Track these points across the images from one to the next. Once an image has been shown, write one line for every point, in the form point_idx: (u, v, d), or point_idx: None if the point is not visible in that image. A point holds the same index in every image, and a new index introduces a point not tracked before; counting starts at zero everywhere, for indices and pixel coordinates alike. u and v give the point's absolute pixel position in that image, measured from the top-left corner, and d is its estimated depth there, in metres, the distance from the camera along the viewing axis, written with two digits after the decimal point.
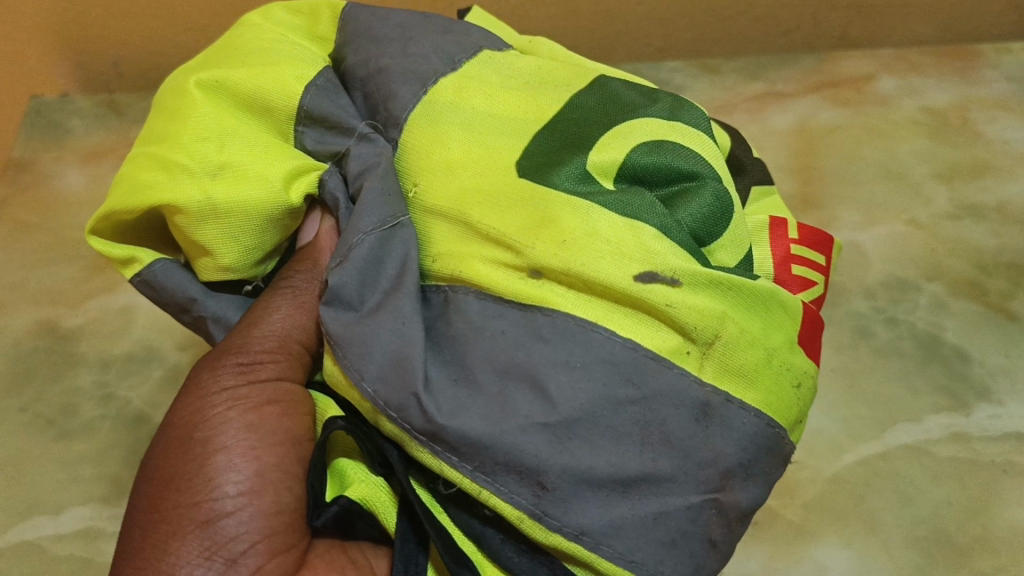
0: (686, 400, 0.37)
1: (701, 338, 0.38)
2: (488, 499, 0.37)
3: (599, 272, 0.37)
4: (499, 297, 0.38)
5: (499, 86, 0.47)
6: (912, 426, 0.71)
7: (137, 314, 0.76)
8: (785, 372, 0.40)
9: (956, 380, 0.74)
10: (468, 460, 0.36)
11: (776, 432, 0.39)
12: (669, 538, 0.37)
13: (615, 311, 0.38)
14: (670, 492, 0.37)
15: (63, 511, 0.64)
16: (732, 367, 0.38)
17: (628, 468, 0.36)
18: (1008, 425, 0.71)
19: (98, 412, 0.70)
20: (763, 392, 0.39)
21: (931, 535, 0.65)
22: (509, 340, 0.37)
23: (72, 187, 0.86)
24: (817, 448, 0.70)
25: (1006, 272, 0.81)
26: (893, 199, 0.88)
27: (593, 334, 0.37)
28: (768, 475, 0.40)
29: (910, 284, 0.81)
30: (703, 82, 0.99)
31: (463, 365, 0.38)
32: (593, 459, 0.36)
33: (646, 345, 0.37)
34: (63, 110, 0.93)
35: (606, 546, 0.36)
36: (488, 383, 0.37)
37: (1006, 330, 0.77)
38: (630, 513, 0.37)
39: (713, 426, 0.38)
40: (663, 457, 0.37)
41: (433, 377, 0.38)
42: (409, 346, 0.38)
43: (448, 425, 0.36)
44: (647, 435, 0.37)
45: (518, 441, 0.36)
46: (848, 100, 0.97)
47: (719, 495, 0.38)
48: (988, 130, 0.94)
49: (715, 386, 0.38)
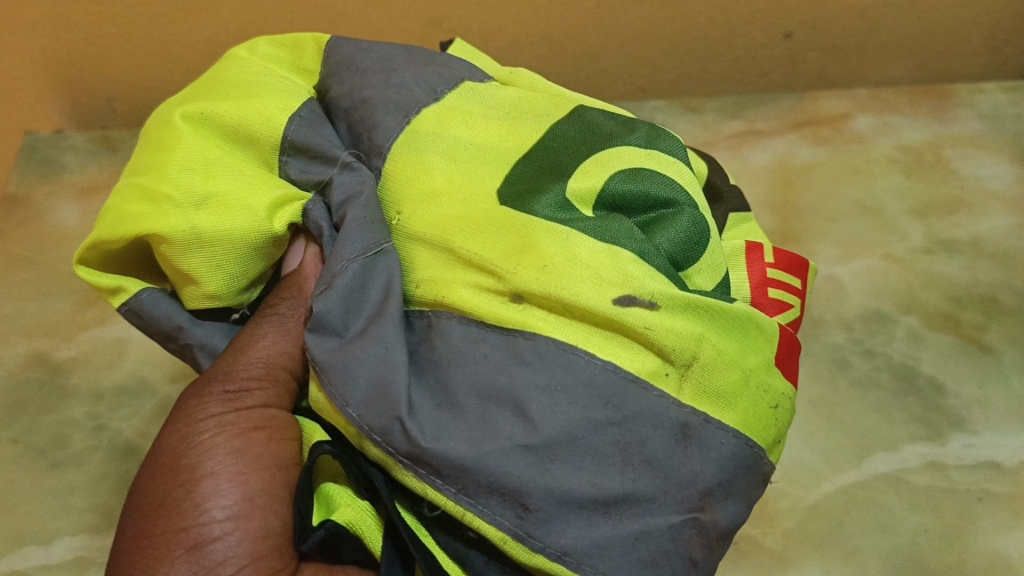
0: (665, 421, 0.39)
1: (679, 360, 0.39)
2: (472, 521, 0.38)
3: (580, 296, 0.39)
4: (481, 321, 0.40)
5: (480, 116, 0.49)
6: (890, 456, 0.72)
7: (129, 346, 0.77)
8: (762, 393, 0.42)
9: (932, 411, 0.75)
10: (452, 482, 0.38)
11: (753, 451, 0.41)
12: (650, 557, 0.38)
13: (594, 334, 0.39)
14: (651, 512, 0.38)
15: (54, 541, 0.64)
16: (709, 388, 0.40)
17: (610, 489, 0.38)
18: (982, 454, 0.72)
19: (89, 443, 0.70)
20: (741, 413, 0.40)
21: (908, 562, 0.66)
22: (491, 363, 0.39)
23: (65, 222, 0.87)
24: (797, 477, 0.71)
25: (980, 305, 0.83)
26: (871, 234, 0.90)
27: (573, 357, 0.38)
28: (746, 494, 0.41)
29: (887, 316, 0.83)
30: (685, 120, 1.02)
31: (446, 389, 0.39)
32: (574, 480, 0.37)
33: (625, 367, 0.39)
34: (58, 147, 0.95)
35: (588, 566, 0.37)
36: (471, 406, 0.38)
37: (980, 362, 0.79)
38: (611, 533, 0.38)
39: (692, 446, 0.39)
40: (643, 477, 0.38)
41: (416, 401, 0.39)
42: (393, 371, 0.39)
43: (432, 448, 0.37)
44: (627, 455, 0.38)
45: (500, 463, 0.37)
46: (826, 137, 1.00)
47: (698, 514, 0.39)
48: (962, 168, 0.97)
49: (694, 407, 0.39)
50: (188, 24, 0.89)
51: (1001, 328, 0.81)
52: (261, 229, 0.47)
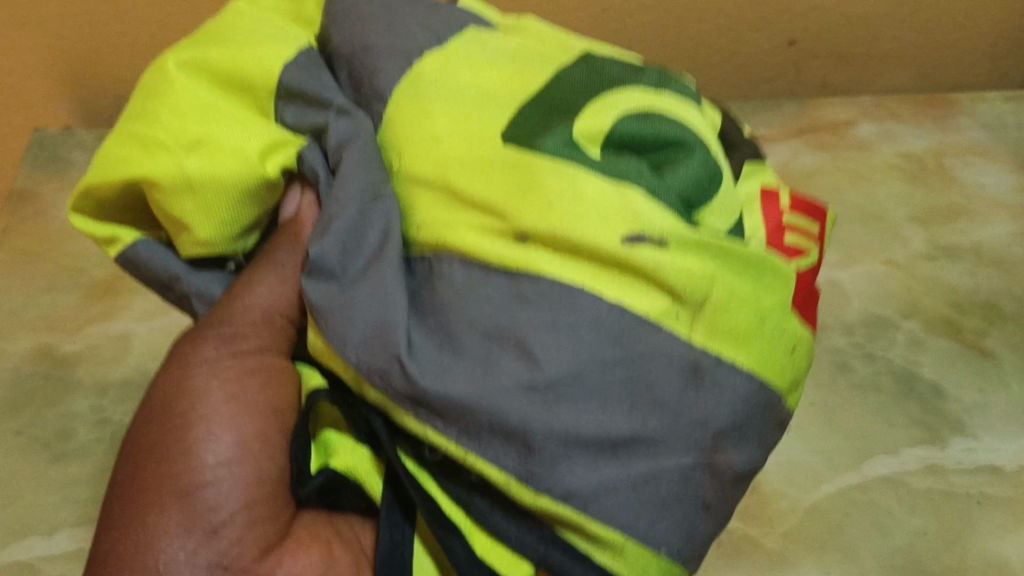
0: (676, 361, 0.40)
1: (690, 299, 0.41)
2: (476, 463, 0.39)
3: (587, 236, 0.40)
4: (485, 265, 0.41)
5: (484, 59, 0.48)
6: (889, 458, 0.72)
7: (134, 341, 0.78)
8: (781, 334, 0.43)
9: (932, 415, 0.75)
10: (456, 423, 0.39)
11: (765, 393, 0.43)
12: (659, 497, 0.40)
13: (602, 272, 0.40)
14: (660, 452, 0.40)
15: (57, 532, 0.65)
16: (721, 329, 0.41)
17: (617, 430, 0.39)
18: (981, 458, 0.73)
19: (93, 436, 0.71)
20: (754, 355, 0.42)
21: (906, 563, 0.66)
22: (495, 303, 0.40)
23: (71, 218, 0.88)
24: (798, 478, 0.71)
25: (981, 311, 0.84)
26: (872, 240, 0.91)
27: (580, 296, 0.39)
28: (758, 435, 0.44)
29: (888, 321, 0.83)
30: None
31: (447, 330, 0.40)
32: (580, 421, 0.38)
33: (633, 307, 0.40)
34: (66, 143, 0.96)
35: (594, 505, 0.39)
36: (474, 346, 0.39)
37: (980, 366, 0.79)
38: (618, 473, 0.39)
39: (693, 389, 0.41)
40: (651, 419, 0.40)
41: (418, 342, 0.40)
42: (393, 314, 0.40)
43: (434, 389, 0.39)
44: (634, 397, 0.40)
45: (505, 403, 0.38)
46: (830, 144, 1.01)
47: (707, 454, 0.41)
48: (964, 175, 0.98)
49: (705, 348, 0.41)
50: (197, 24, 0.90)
51: (1002, 334, 0.82)
52: (256, 176, 0.46)
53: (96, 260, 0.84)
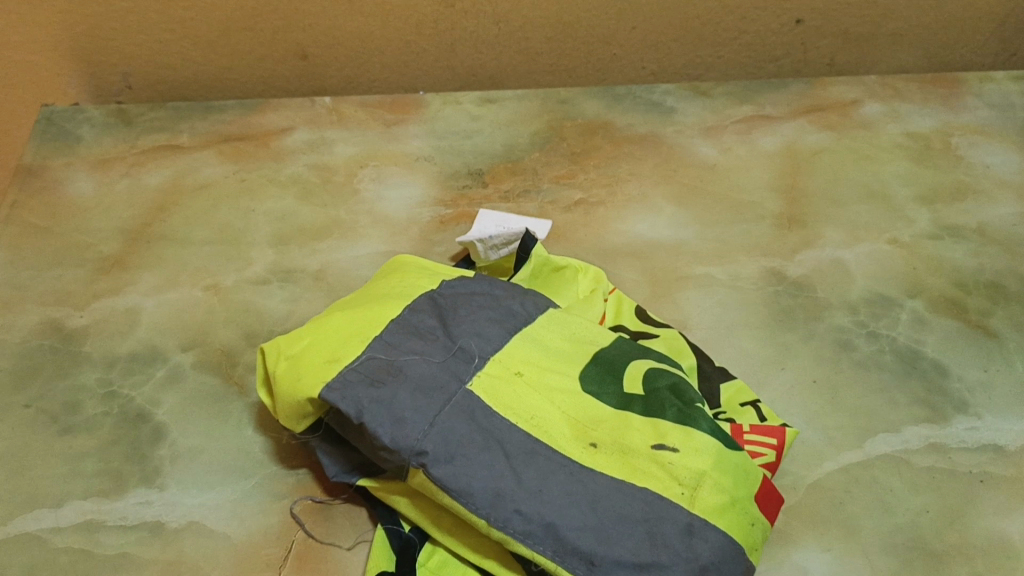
0: (637, 498, 0.58)
1: (688, 486, 0.59)
2: (489, 530, 0.57)
3: (567, 442, 0.61)
4: (513, 419, 0.61)
5: None
6: (892, 436, 0.72)
7: (142, 316, 0.78)
8: (720, 494, 0.59)
9: (935, 394, 0.75)
10: (466, 493, 0.57)
11: (734, 547, 0.58)
12: (617, 539, 0.56)
13: (592, 455, 0.60)
14: (624, 525, 0.57)
15: (64, 504, 0.65)
16: (676, 470, 0.60)
17: (582, 521, 0.57)
18: (984, 437, 0.72)
19: (100, 409, 0.71)
20: (711, 492, 0.59)
21: (909, 541, 0.65)
22: (521, 440, 0.60)
23: (80, 193, 0.88)
24: (800, 456, 0.71)
25: (986, 291, 0.84)
26: (878, 219, 0.91)
27: (575, 429, 0.62)
28: (719, 557, 0.57)
29: (892, 300, 0.83)
30: (694, 103, 1.02)
31: (468, 498, 0.57)
32: (557, 514, 0.57)
33: (612, 420, 0.63)
34: (73, 119, 0.96)
35: (565, 537, 0.56)
36: (494, 480, 0.58)
37: (984, 345, 0.79)
38: (587, 523, 0.57)
39: (650, 481, 0.59)
40: (616, 499, 0.58)
41: (443, 477, 0.58)
42: (453, 428, 0.59)
43: (452, 487, 0.57)
44: (601, 499, 0.58)
45: (504, 498, 0.57)
46: (835, 123, 1.01)
47: (657, 530, 0.57)
48: (970, 155, 0.98)
49: (669, 489, 0.59)
50: (206, 0, 0.90)
51: (1007, 313, 0.82)
52: None
53: (104, 234, 0.85)
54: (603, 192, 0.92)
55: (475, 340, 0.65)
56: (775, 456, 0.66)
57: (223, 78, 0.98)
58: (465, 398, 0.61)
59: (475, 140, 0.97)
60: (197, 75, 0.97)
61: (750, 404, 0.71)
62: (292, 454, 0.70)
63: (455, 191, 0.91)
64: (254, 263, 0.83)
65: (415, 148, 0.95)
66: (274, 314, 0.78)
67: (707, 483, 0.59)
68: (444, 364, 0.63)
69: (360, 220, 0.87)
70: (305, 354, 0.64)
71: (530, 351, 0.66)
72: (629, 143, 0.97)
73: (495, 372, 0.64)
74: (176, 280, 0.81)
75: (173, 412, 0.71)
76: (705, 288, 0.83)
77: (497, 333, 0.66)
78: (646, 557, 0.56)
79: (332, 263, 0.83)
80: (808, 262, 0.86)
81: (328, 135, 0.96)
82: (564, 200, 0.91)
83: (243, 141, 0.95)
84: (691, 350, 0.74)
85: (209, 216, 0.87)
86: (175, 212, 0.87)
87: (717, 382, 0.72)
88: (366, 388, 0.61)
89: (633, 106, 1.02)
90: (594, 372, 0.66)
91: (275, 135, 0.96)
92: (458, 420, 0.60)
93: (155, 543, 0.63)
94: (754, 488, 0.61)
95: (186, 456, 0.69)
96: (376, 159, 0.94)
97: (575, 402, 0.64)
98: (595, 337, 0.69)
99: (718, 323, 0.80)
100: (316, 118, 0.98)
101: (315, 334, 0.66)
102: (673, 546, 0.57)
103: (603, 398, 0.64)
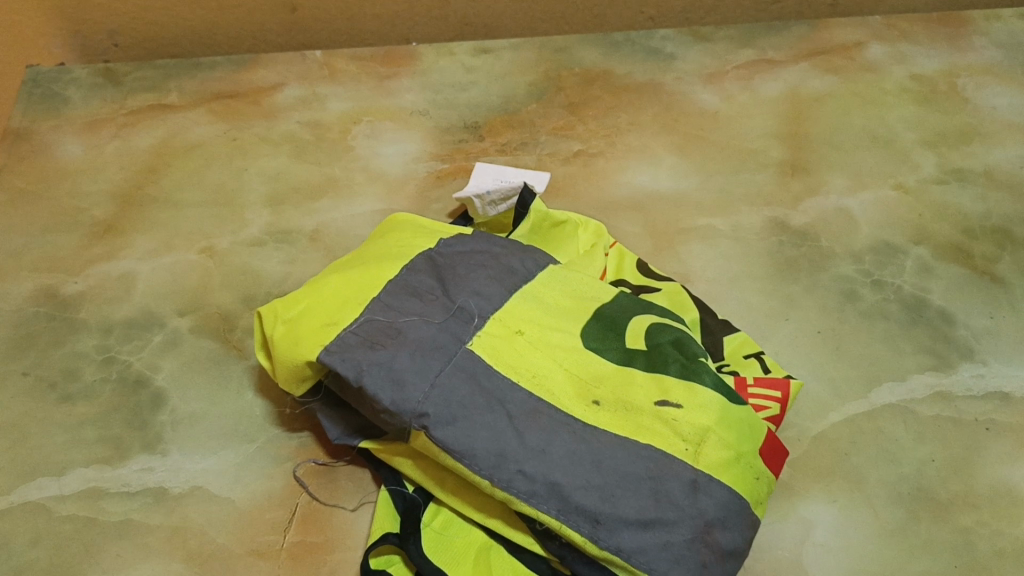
0: (641, 456, 0.58)
1: (692, 441, 0.58)
2: (493, 491, 0.57)
3: (570, 400, 0.60)
4: (514, 379, 0.61)
5: None
6: (898, 386, 0.71)
7: (137, 280, 0.77)
8: (725, 448, 0.59)
9: (941, 342, 0.75)
10: (469, 455, 0.57)
11: (740, 501, 0.57)
12: (621, 496, 0.56)
13: (596, 413, 0.60)
14: (628, 483, 0.56)
15: (66, 472, 0.65)
16: (681, 427, 0.59)
17: (587, 480, 0.56)
18: (991, 384, 0.72)
19: (99, 376, 0.70)
20: (716, 447, 0.58)
21: (914, 491, 0.65)
22: (523, 400, 0.60)
23: (70, 156, 0.87)
24: (804, 407, 0.70)
25: (993, 236, 0.83)
26: (883, 164, 0.89)
27: (578, 386, 0.61)
28: (724, 512, 0.57)
29: (897, 248, 0.81)
30: (694, 49, 1.00)
31: (472, 460, 0.57)
32: (561, 474, 0.56)
33: (615, 376, 0.62)
34: (60, 79, 0.94)
35: (569, 497, 0.56)
36: (496, 441, 0.57)
37: (990, 292, 0.78)
38: (591, 481, 0.56)
39: (654, 437, 0.59)
40: (620, 456, 0.57)
41: (445, 439, 0.57)
42: (454, 389, 0.59)
43: (455, 449, 0.57)
44: (605, 458, 0.57)
45: (507, 459, 0.57)
46: (839, 66, 0.99)
47: (662, 487, 0.56)
48: (977, 97, 0.96)
49: (673, 446, 0.58)
50: None
51: (1014, 259, 0.81)
52: None
53: (95, 198, 0.83)
54: (602, 143, 0.90)
55: (475, 299, 0.64)
56: (780, 409, 0.65)
57: (212, 34, 0.97)
58: (466, 358, 0.61)
59: (471, 92, 0.95)
60: (186, 34, 0.97)
61: (754, 357, 0.70)
62: (293, 418, 0.69)
63: (451, 145, 0.89)
64: (249, 224, 0.82)
65: (409, 102, 0.94)
66: (271, 276, 0.77)
67: (711, 439, 0.59)
68: (444, 325, 0.62)
69: (356, 177, 0.86)
70: (302, 317, 0.63)
71: (530, 309, 0.65)
72: (629, 92, 0.95)
73: (496, 332, 0.63)
74: (171, 243, 0.80)
75: (172, 378, 0.71)
76: (707, 240, 0.82)
77: (497, 291, 0.65)
78: (651, 514, 0.56)
79: (328, 223, 0.82)
80: (812, 210, 0.85)
81: (320, 91, 0.94)
82: (563, 152, 0.89)
83: (233, 99, 0.93)
84: (693, 304, 0.73)
85: (202, 176, 0.86)
86: (167, 173, 0.86)
87: (720, 336, 0.71)
88: (366, 351, 0.60)
89: (630, 55, 0.99)
90: (596, 330, 0.65)
91: (267, 92, 0.94)
92: (460, 381, 0.59)
93: (159, 510, 0.63)
94: (759, 443, 0.61)
95: (187, 422, 0.68)
96: (370, 115, 0.92)
97: (577, 360, 0.63)
98: (597, 293, 0.68)
99: (721, 276, 0.79)
100: (307, 73, 0.96)
101: (313, 296, 0.65)
102: (678, 502, 0.56)
103: (606, 355, 0.64)
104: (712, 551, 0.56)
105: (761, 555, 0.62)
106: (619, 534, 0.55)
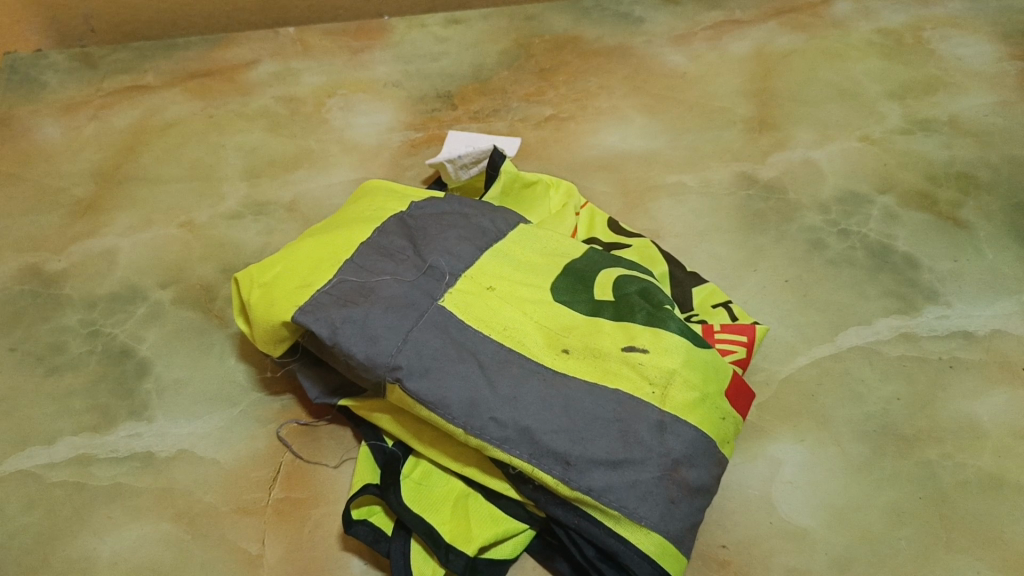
0: (609, 400, 0.59)
1: (659, 383, 0.60)
2: (467, 438, 0.59)
3: (539, 349, 0.62)
4: (485, 331, 0.62)
5: None
6: (863, 329, 0.73)
7: (119, 255, 0.79)
8: (691, 389, 0.60)
9: (906, 285, 0.76)
10: (441, 405, 0.59)
11: (706, 440, 0.59)
12: (590, 437, 0.57)
13: (564, 360, 0.61)
14: (598, 426, 0.58)
15: (56, 441, 0.67)
16: (647, 371, 0.61)
17: (557, 424, 0.58)
18: (954, 324, 0.73)
19: (85, 347, 0.72)
20: (682, 389, 0.60)
21: (881, 428, 0.67)
22: (493, 352, 0.61)
23: (49, 138, 0.88)
24: (772, 352, 0.72)
25: (957, 182, 0.84)
26: (849, 116, 0.91)
27: (548, 337, 0.63)
28: (691, 450, 0.58)
29: (863, 197, 0.83)
30: (662, 12, 1.03)
31: (446, 409, 0.59)
32: (531, 419, 0.58)
33: (583, 326, 0.64)
34: (37, 65, 0.97)
35: (540, 441, 0.57)
36: (468, 390, 0.59)
37: (954, 236, 0.80)
38: (561, 425, 0.58)
39: (621, 382, 0.60)
40: (588, 400, 0.59)
41: (418, 390, 0.59)
42: (426, 342, 0.60)
43: (429, 400, 0.59)
44: (574, 403, 0.59)
45: (478, 407, 0.58)
46: (806, 24, 1.01)
47: (631, 428, 0.58)
48: (941, 48, 0.98)
49: (640, 390, 0.60)
50: None
51: (977, 204, 0.82)
52: None
53: (76, 178, 0.85)
54: (573, 107, 0.92)
55: (446, 257, 0.66)
56: (746, 353, 0.67)
57: (187, 13, 0.98)
58: (437, 313, 0.62)
59: (443, 62, 0.97)
60: (157, 15, 0.98)
61: (722, 305, 0.72)
62: (275, 382, 0.71)
63: (424, 114, 0.91)
64: (227, 198, 0.83)
65: (382, 74, 0.95)
66: (250, 246, 0.79)
67: (677, 381, 0.60)
68: (415, 283, 0.64)
69: (331, 148, 0.87)
70: (277, 281, 0.65)
71: (500, 266, 0.67)
72: (598, 57, 0.97)
73: (467, 288, 0.65)
74: (151, 219, 0.82)
75: (156, 347, 0.72)
76: (676, 197, 0.83)
77: (468, 250, 0.67)
78: (619, 454, 0.57)
79: (305, 193, 0.83)
80: (779, 163, 0.86)
81: (294, 66, 0.96)
82: (534, 116, 0.91)
83: (209, 77, 0.95)
84: (662, 258, 0.74)
85: (179, 153, 0.88)
86: (146, 151, 0.88)
87: (689, 287, 0.73)
88: (340, 309, 0.61)
89: (600, 20, 1.02)
90: (565, 283, 0.67)
91: (242, 69, 0.96)
92: (432, 334, 0.61)
93: (147, 472, 0.65)
94: (723, 384, 0.63)
95: (172, 389, 0.70)
96: (345, 87, 0.94)
97: (547, 313, 0.64)
98: (566, 249, 0.70)
99: (690, 230, 0.80)
100: (281, 49, 0.99)
101: (287, 261, 0.67)
102: (645, 442, 0.58)
103: (574, 306, 0.65)
104: (680, 487, 0.57)
105: (731, 493, 0.63)
106: (589, 474, 0.57)
